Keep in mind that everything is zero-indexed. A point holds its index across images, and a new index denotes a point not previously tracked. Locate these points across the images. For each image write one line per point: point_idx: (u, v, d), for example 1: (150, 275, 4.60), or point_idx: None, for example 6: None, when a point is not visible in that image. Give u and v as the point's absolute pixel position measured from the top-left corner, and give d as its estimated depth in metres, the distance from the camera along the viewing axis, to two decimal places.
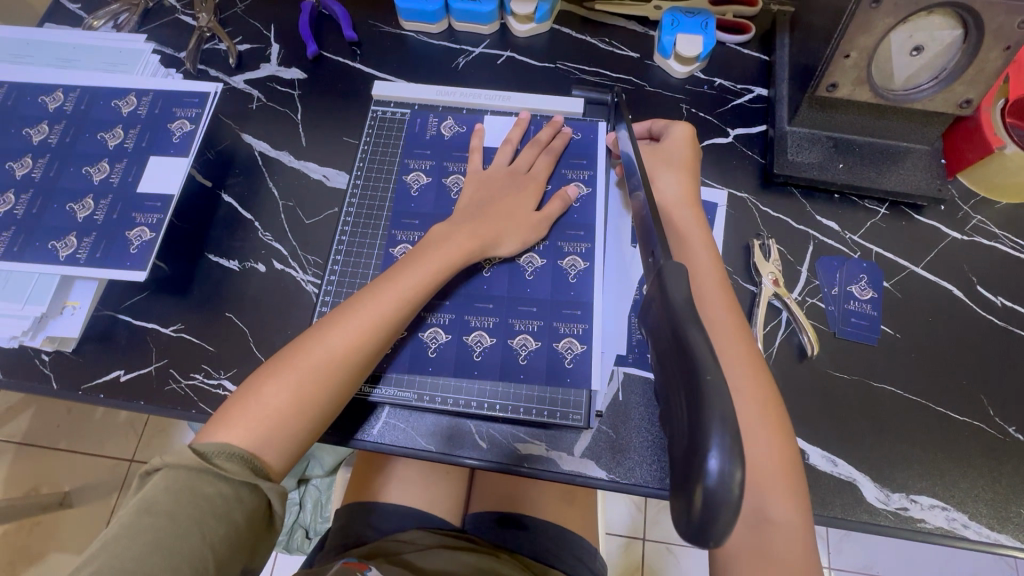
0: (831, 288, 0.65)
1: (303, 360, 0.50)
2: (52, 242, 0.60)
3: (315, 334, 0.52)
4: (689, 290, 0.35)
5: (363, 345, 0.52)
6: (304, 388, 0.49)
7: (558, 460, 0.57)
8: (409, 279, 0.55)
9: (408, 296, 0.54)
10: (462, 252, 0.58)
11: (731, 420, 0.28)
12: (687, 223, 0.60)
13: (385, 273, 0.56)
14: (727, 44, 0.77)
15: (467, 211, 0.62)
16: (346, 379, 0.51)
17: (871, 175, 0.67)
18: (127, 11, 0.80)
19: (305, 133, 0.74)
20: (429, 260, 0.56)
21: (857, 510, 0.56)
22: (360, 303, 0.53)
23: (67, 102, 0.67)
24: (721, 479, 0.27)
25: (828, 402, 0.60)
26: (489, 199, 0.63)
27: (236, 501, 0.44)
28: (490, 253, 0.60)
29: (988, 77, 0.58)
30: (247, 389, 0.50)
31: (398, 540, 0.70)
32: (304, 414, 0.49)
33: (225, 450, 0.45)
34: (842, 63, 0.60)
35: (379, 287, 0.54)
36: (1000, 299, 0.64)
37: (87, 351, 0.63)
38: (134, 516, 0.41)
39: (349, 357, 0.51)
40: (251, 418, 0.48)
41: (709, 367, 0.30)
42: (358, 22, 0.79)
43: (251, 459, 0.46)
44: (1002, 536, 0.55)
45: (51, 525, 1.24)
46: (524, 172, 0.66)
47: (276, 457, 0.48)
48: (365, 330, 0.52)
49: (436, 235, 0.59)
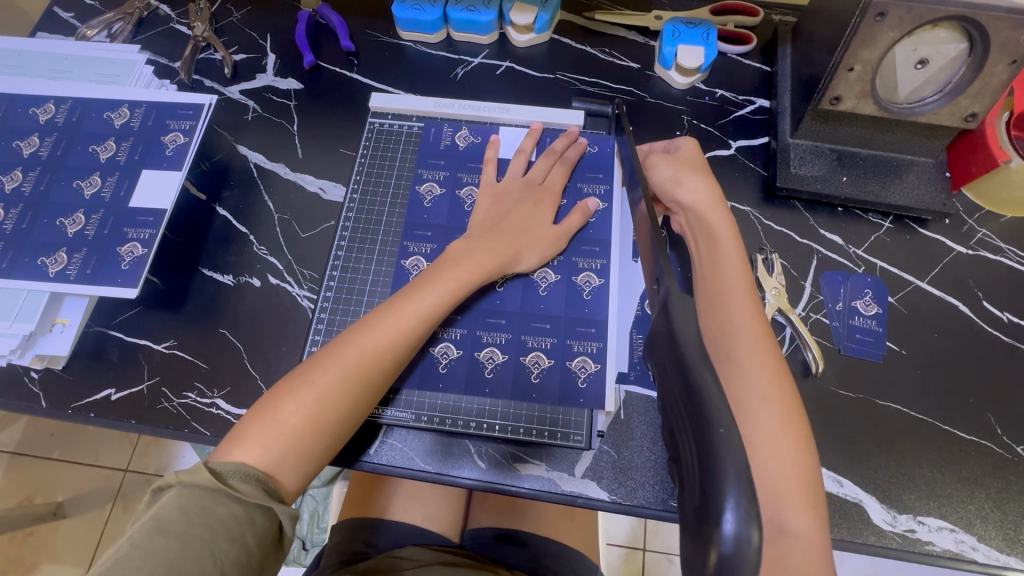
0: (836, 303, 0.64)
1: (320, 376, 0.49)
2: (42, 258, 0.59)
3: (333, 350, 0.50)
4: (695, 327, 0.33)
5: (381, 363, 0.51)
6: (323, 405, 0.48)
7: (558, 481, 0.56)
8: (427, 295, 0.53)
9: (426, 313, 0.53)
10: (482, 270, 0.56)
11: (747, 480, 0.26)
12: (723, 232, 0.57)
13: (403, 287, 0.55)
14: (728, 54, 0.77)
15: (481, 228, 0.60)
16: (363, 398, 0.50)
17: (876, 188, 0.66)
18: (122, 20, 0.79)
19: (301, 145, 0.72)
20: (446, 277, 0.55)
21: (865, 532, 0.55)
22: (380, 316, 0.52)
23: (59, 114, 0.66)
24: (737, 544, 0.26)
25: (834, 420, 0.59)
26: (504, 214, 0.61)
27: (248, 521, 0.42)
28: (509, 270, 0.59)
29: (994, 91, 0.57)
30: (262, 404, 0.48)
31: (397, 557, 0.69)
32: (322, 431, 0.48)
33: (239, 470, 0.44)
34: (847, 76, 0.59)
35: (399, 299, 0.53)
36: (1008, 315, 0.63)
37: (77, 369, 0.61)
38: (145, 536, 0.40)
39: (368, 375, 0.50)
40: (268, 436, 0.46)
41: (720, 418, 0.28)
42: (356, 31, 0.78)
43: (266, 480, 0.45)
44: (1011, 559, 0.54)
45: (46, 536, 1.22)
46: (540, 184, 0.64)
47: (292, 477, 0.47)
48: (382, 347, 0.51)
49: (453, 252, 0.57)
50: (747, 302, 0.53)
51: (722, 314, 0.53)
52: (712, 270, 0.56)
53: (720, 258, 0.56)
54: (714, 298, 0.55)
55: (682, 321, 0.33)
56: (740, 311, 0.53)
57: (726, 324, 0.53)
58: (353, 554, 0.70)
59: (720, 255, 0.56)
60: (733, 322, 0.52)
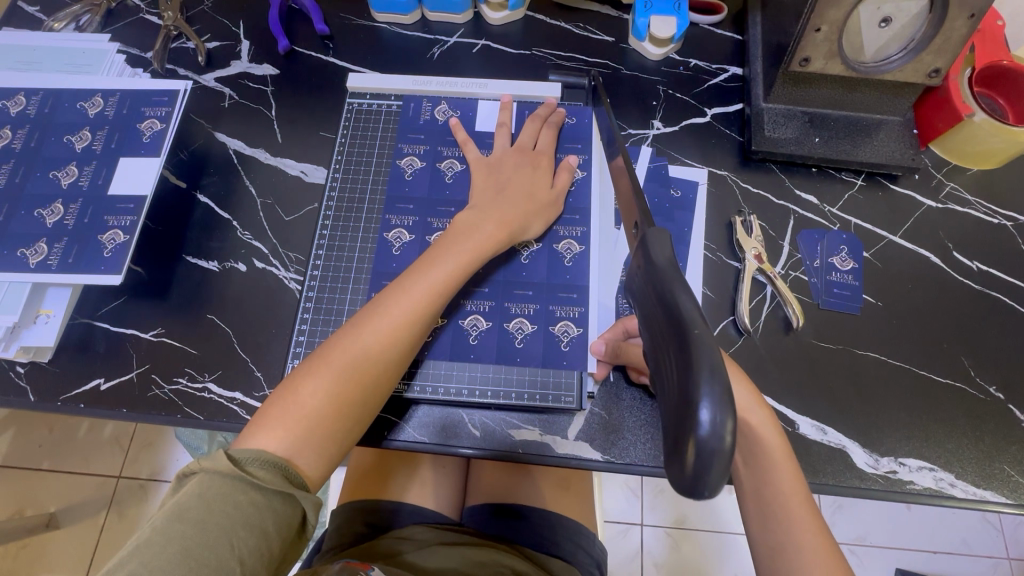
0: (813, 260, 0.65)
1: (337, 356, 0.49)
2: (21, 249, 0.59)
3: (348, 329, 0.50)
4: (672, 256, 0.35)
5: (400, 337, 0.51)
6: (340, 387, 0.48)
7: (553, 444, 0.57)
8: (438, 268, 0.54)
9: (438, 290, 0.53)
10: (492, 241, 0.57)
11: (720, 372, 0.28)
12: (767, 433, 0.50)
13: (413, 264, 0.55)
14: (700, 25, 0.78)
15: (485, 197, 0.60)
16: (386, 375, 0.50)
17: (847, 148, 0.68)
18: (89, 11, 0.78)
19: (281, 130, 0.72)
20: (457, 249, 0.55)
21: (848, 476, 0.57)
22: (392, 297, 0.52)
23: (30, 106, 0.65)
24: (713, 428, 0.27)
25: (815, 372, 0.61)
26: (504, 180, 0.62)
27: (267, 508, 0.42)
28: (520, 237, 0.60)
29: (955, 46, 0.59)
30: (281, 389, 0.48)
31: (399, 537, 0.68)
32: (340, 413, 0.48)
33: (259, 457, 0.44)
34: (814, 37, 0.60)
35: (407, 279, 0.53)
36: (976, 263, 0.66)
37: (63, 361, 0.61)
38: (166, 521, 0.39)
39: (386, 351, 0.50)
40: (287, 420, 0.46)
41: (695, 321, 0.30)
42: (329, 15, 0.78)
43: (286, 467, 0.44)
44: (987, 493, 0.57)
45: (39, 548, 1.20)
46: (531, 149, 0.65)
47: (311, 462, 0.46)
48: (399, 326, 0.51)
49: (462, 222, 0.57)
50: (805, 513, 0.48)
51: (780, 524, 0.48)
52: (759, 479, 0.50)
53: (769, 466, 0.49)
54: (766, 511, 0.49)
55: (663, 260, 0.34)
56: (804, 532, 0.47)
57: (786, 546, 0.47)
58: (353, 536, 0.70)
59: (769, 468, 0.49)
60: (794, 544, 0.47)
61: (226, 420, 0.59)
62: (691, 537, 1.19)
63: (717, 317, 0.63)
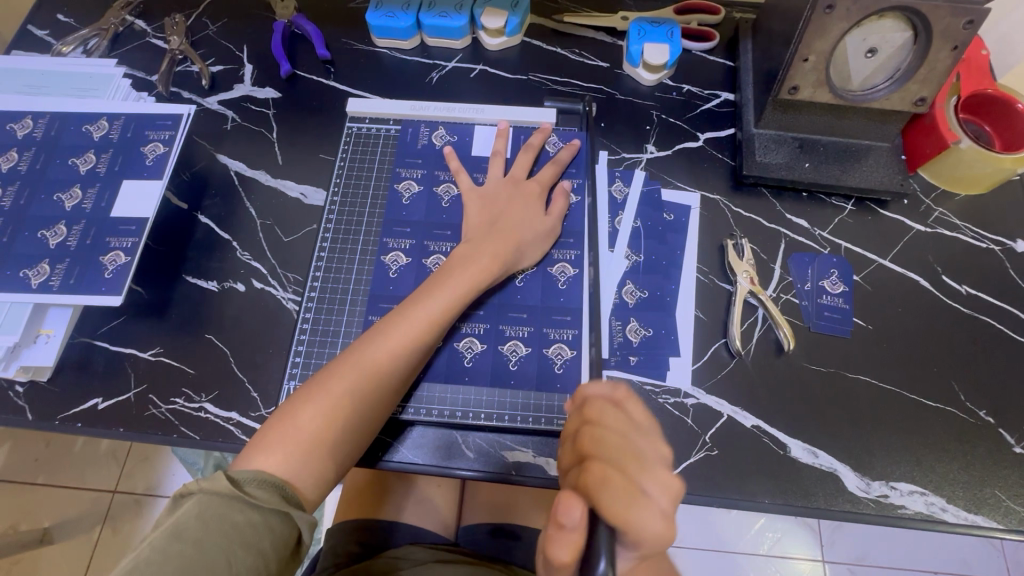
0: (804, 284, 0.66)
1: (337, 382, 0.50)
2: (24, 270, 0.60)
3: (349, 354, 0.52)
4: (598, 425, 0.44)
5: (399, 365, 0.52)
6: (339, 411, 0.49)
7: (546, 466, 0.58)
8: (438, 297, 0.55)
9: (437, 318, 0.54)
10: (487, 273, 0.58)
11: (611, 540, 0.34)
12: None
13: (414, 292, 0.56)
14: (692, 52, 0.80)
15: (480, 231, 0.62)
16: (383, 402, 0.51)
17: (837, 173, 0.69)
18: (97, 36, 0.80)
19: (281, 152, 0.74)
20: (456, 279, 0.57)
21: (840, 500, 0.57)
22: (392, 325, 0.53)
23: (37, 129, 0.67)
24: None
25: (806, 394, 0.61)
26: (498, 213, 0.63)
27: (264, 527, 0.42)
28: (514, 266, 0.62)
29: (939, 76, 0.60)
30: (281, 411, 0.49)
31: (393, 556, 0.67)
32: (339, 437, 0.49)
33: (258, 477, 0.44)
34: (802, 67, 0.62)
35: (407, 308, 0.54)
36: (965, 287, 0.66)
37: (62, 380, 0.61)
38: (164, 541, 0.39)
39: (386, 378, 0.51)
40: (287, 443, 0.47)
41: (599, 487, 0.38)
42: (330, 40, 0.80)
43: (283, 487, 0.45)
44: (979, 517, 0.57)
45: (32, 564, 1.19)
46: (525, 179, 0.67)
47: (308, 484, 0.47)
48: (397, 354, 0.52)
49: (461, 253, 0.59)
50: None
51: None
52: None
53: None
54: None
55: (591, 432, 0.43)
56: None
57: None
58: (348, 555, 0.69)
59: None
60: None
61: (222, 440, 0.59)
62: (689, 556, 1.18)
63: (709, 339, 0.64)
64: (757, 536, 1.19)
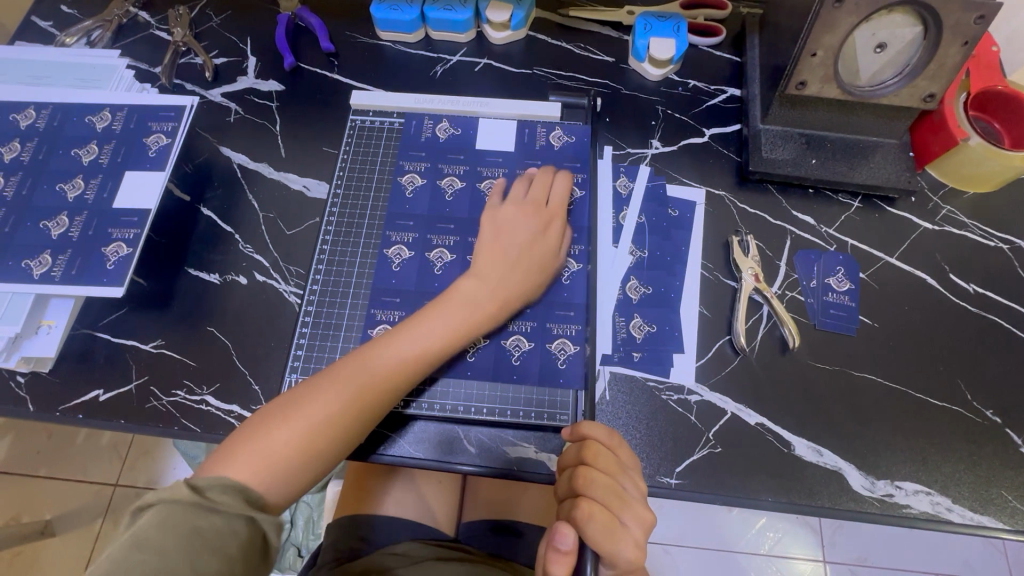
0: (810, 281, 0.66)
1: (311, 406, 0.48)
2: (26, 260, 0.59)
3: (329, 377, 0.50)
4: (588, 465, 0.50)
5: (380, 396, 0.51)
6: (309, 433, 0.47)
7: (548, 462, 0.58)
8: (428, 328, 0.54)
9: (424, 351, 0.53)
10: (487, 311, 0.56)
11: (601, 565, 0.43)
12: None
13: (405, 319, 0.55)
14: (699, 47, 0.79)
15: (491, 258, 0.58)
16: (356, 432, 0.50)
17: (844, 169, 0.68)
18: (101, 27, 0.80)
19: (284, 144, 0.73)
20: (450, 310, 0.55)
21: (845, 499, 0.57)
22: (377, 353, 0.52)
23: (40, 119, 0.67)
24: None
25: (810, 392, 0.61)
26: (510, 243, 0.59)
27: (228, 530, 0.41)
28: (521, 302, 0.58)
29: (949, 71, 0.60)
30: (253, 424, 0.48)
31: (392, 553, 0.67)
32: (305, 459, 0.47)
33: (220, 484, 0.43)
34: (810, 61, 0.61)
35: (396, 336, 0.53)
36: (973, 286, 0.66)
37: (63, 371, 0.61)
38: (124, 550, 0.39)
39: (364, 409, 0.50)
40: (252, 457, 0.46)
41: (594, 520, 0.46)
42: (334, 33, 0.80)
43: (243, 499, 0.44)
44: (984, 518, 0.56)
45: (34, 556, 1.19)
46: (543, 204, 0.62)
47: (268, 499, 0.46)
48: (378, 384, 0.51)
49: (464, 284, 0.57)
50: None
51: None
52: None
53: None
54: None
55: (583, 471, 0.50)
56: None
57: None
58: (349, 551, 0.69)
59: None
60: None
61: (223, 433, 0.59)
62: (689, 555, 1.18)
63: (713, 336, 0.63)
64: (758, 536, 1.18)
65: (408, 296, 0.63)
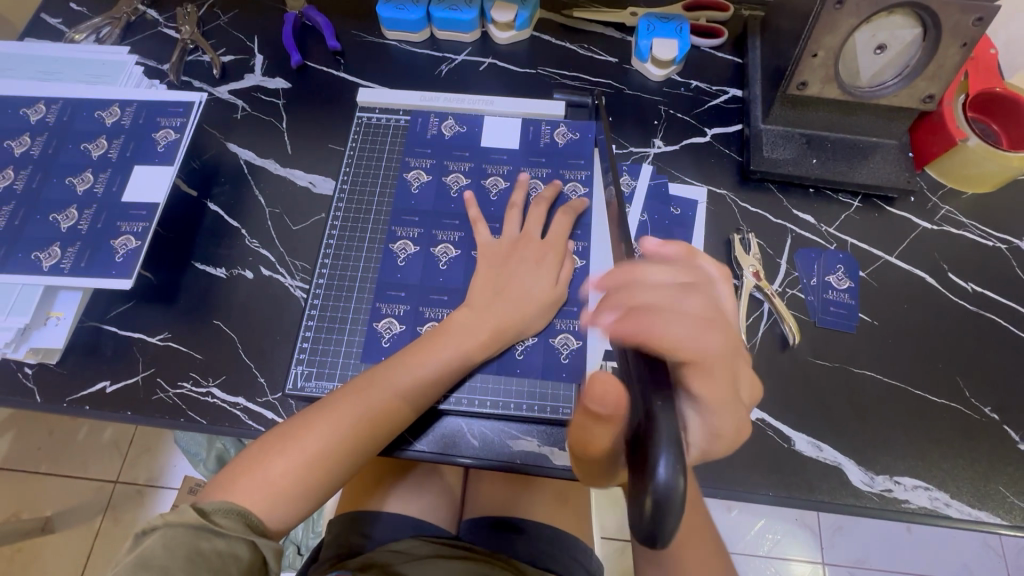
0: (810, 278, 0.67)
1: (313, 437, 0.50)
2: (35, 253, 0.60)
3: (332, 408, 0.51)
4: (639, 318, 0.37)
5: (374, 432, 0.52)
6: (310, 463, 0.49)
7: (551, 456, 0.58)
8: (428, 363, 0.54)
9: (425, 385, 0.54)
10: (486, 343, 0.57)
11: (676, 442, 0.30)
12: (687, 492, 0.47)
13: (406, 350, 0.56)
14: (701, 48, 0.80)
15: (486, 291, 0.59)
16: (350, 466, 0.51)
17: (844, 169, 0.69)
18: (109, 24, 0.81)
19: (291, 141, 0.74)
20: (451, 345, 0.56)
21: (844, 494, 0.57)
22: (379, 385, 0.53)
23: (50, 114, 0.67)
24: (667, 483, 0.29)
25: (810, 388, 0.61)
26: (501, 278, 0.60)
27: (231, 553, 0.42)
28: (518, 335, 0.59)
29: (948, 72, 0.60)
30: (256, 450, 0.49)
31: (394, 550, 0.66)
32: (307, 487, 0.49)
33: (226, 507, 0.44)
34: (811, 62, 0.62)
35: (397, 368, 0.54)
36: (971, 284, 0.67)
37: (70, 363, 0.62)
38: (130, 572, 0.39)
39: (358, 444, 0.51)
40: (255, 485, 0.47)
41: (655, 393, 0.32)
42: (341, 32, 0.81)
43: (250, 520, 0.45)
44: (983, 513, 0.57)
45: (34, 552, 1.19)
46: (538, 239, 0.63)
47: (273, 521, 0.48)
48: (378, 418, 0.52)
49: (464, 315, 0.58)
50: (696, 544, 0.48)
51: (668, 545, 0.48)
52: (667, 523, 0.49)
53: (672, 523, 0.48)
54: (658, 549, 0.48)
55: None
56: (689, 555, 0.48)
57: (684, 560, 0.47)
58: (350, 548, 0.68)
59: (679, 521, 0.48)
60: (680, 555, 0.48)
61: (229, 425, 0.60)
62: None
63: None
64: (756, 538, 1.18)
65: (412, 291, 0.64)
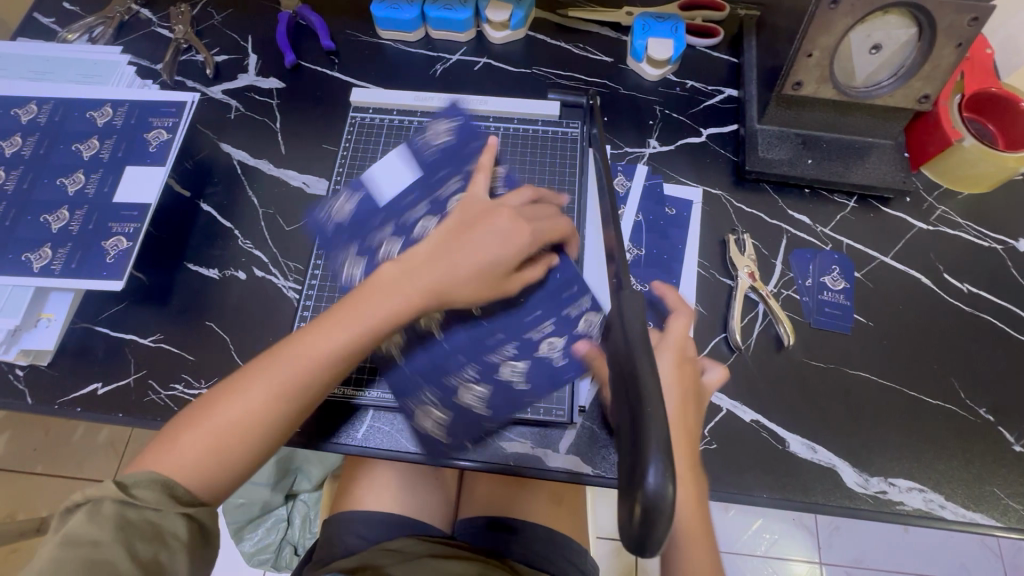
0: (805, 279, 0.66)
1: (226, 403, 0.46)
2: (26, 254, 0.60)
3: (251, 373, 0.48)
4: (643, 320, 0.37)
5: (290, 397, 0.47)
6: (223, 433, 0.46)
7: (545, 458, 0.58)
8: (346, 323, 0.49)
9: (343, 345, 0.49)
10: (413, 302, 0.51)
11: (669, 447, 0.30)
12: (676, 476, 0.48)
13: (329, 311, 0.51)
14: (697, 47, 0.80)
15: (430, 249, 0.53)
16: (272, 434, 0.47)
17: (839, 170, 0.69)
18: (103, 24, 0.80)
19: (284, 141, 0.74)
20: (371, 304, 0.50)
21: (838, 496, 0.57)
22: (294, 347, 0.48)
23: (41, 114, 0.67)
24: (658, 489, 0.29)
25: (805, 389, 0.61)
26: (459, 231, 0.54)
27: (165, 526, 0.43)
28: (455, 297, 0.52)
29: (943, 72, 0.60)
30: (182, 421, 0.47)
31: (386, 549, 0.66)
32: (224, 458, 0.46)
33: (145, 479, 0.43)
34: (806, 62, 0.62)
35: (315, 328, 0.49)
36: (967, 285, 0.66)
37: (62, 365, 0.62)
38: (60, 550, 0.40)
39: (275, 410, 0.47)
40: (173, 456, 0.45)
41: (650, 401, 0.31)
42: (335, 32, 0.80)
43: (169, 490, 0.44)
44: (977, 515, 0.57)
45: (29, 553, 1.19)
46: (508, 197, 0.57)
47: (191, 493, 0.45)
48: (294, 382, 0.47)
49: (389, 274, 0.52)
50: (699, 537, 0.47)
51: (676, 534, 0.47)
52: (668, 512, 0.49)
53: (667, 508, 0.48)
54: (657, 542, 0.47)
55: (639, 331, 0.36)
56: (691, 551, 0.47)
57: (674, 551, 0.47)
58: (343, 547, 0.68)
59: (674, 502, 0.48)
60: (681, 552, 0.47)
61: None
62: None
63: (709, 334, 0.64)
64: (753, 539, 1.18)
65: None
